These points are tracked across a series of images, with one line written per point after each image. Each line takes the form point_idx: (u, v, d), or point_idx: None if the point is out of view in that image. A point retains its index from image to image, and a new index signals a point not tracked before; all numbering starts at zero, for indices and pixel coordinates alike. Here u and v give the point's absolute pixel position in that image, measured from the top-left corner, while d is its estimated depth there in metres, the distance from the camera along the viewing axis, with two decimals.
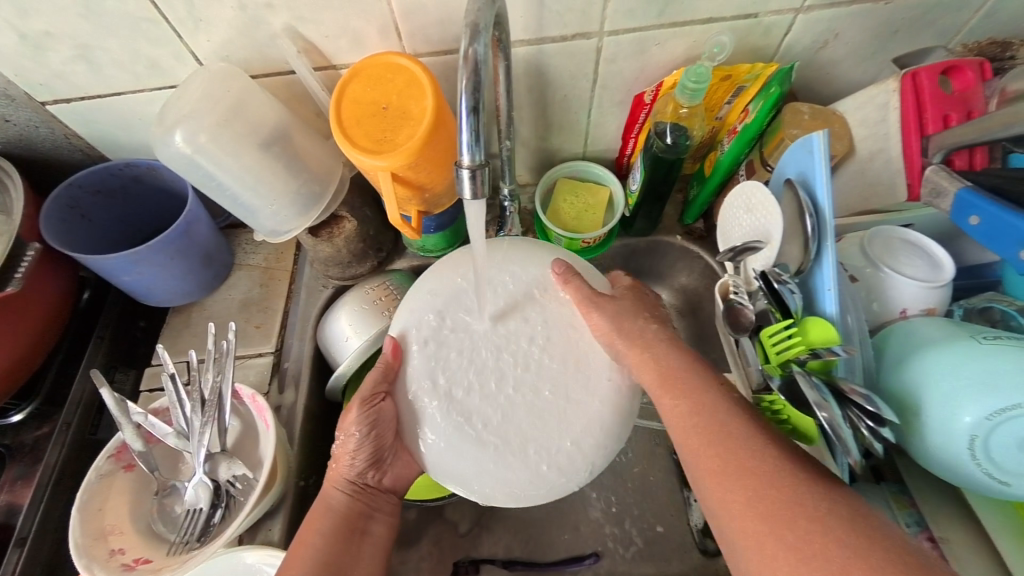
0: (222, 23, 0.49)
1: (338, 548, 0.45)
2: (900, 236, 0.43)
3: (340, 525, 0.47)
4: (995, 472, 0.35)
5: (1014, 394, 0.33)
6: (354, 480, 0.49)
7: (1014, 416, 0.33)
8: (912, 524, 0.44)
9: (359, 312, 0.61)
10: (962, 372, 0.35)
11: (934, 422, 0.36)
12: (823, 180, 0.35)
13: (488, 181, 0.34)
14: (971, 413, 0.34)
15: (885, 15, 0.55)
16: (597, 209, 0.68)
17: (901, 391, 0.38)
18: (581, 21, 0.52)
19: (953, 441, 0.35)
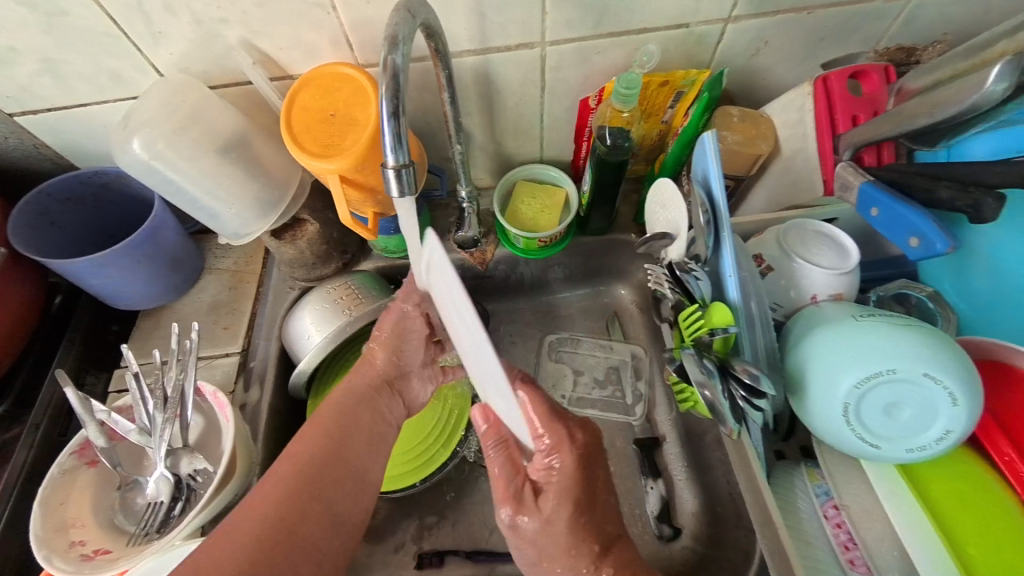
0: (180, 37, 0.51)
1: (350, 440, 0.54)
2: (814, 228, 0.46)
3: (358, 422, 0.56)
4: (869, 438, 0.38)
5: (880, 362, 0.37)
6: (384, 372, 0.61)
7: (881, 384, 0.37)
8: (821, 494, 0.46)
9: (321, 311, 0.64)
10: (838, 346, 0.38)
11: (818, 394, 0.39)
12: (713, 173, 0.37)
13: (414, 180, 0.37)
14: (845, 382, 0.37)
15: (808, 24, 0.58)
16: (553, 210, 0.71)
17: (792, 367, 0.41)
18: (523, 32, 0.56)
19: (831, 410, 0.38)
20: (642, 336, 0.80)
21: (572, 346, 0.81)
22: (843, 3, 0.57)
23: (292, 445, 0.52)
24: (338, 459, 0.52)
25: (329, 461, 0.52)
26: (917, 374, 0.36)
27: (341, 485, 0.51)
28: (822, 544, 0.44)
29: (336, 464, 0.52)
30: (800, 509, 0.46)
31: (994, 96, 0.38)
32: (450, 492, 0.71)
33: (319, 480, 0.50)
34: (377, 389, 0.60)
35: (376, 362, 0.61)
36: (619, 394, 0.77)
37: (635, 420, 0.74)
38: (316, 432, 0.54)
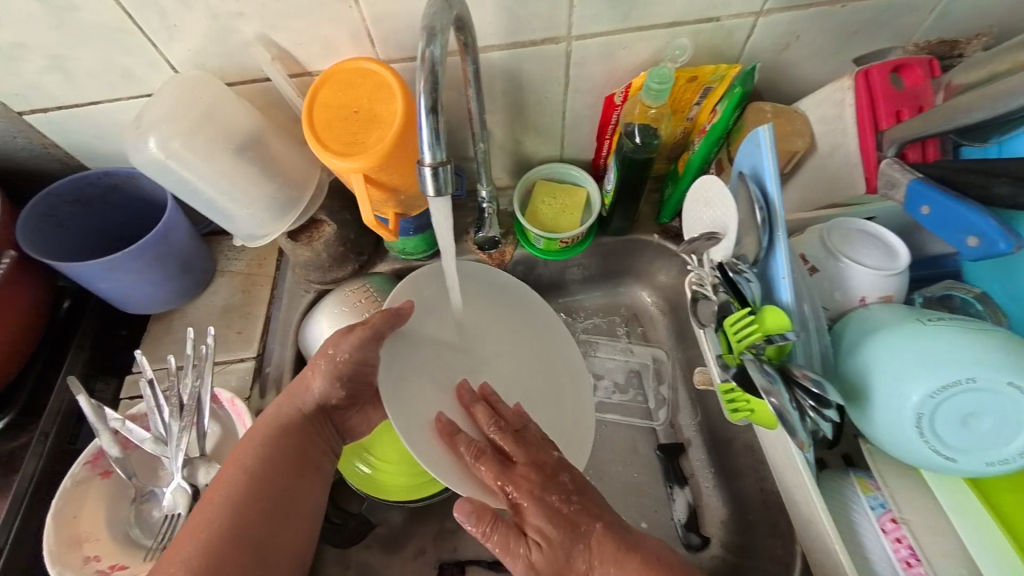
0: (195, 32, 0.49)
1: (281, 477, 0.47)
2: (858, 227, 0.45)
3: (290, 456, 0.48)
4: (941, 448, 0.36)
5: (956, 370, 0.35)
6: (321, 404, 0.53)
7: (958, 393, 0.35)
8: (876, 507, 0.43)
9: (339, 315, 0.62)
10: (908, 352, 0.37)
11: (884, 401, 0.37)
12: (770, 171, 0.35)
13: (450, 179, 0.36)
14: (918, 391, 0.35)
15: (841, 17, 0.57)
16: (574, 209, 0.69)
17: (854, 374, 0.39)
18: (548, 26, 0.54)
19: (902, 420, 0.36)
20: (664, 339, 0.78)
21: (591, 350, 0.79)
22: None
23: (225, 479, 0.45)
24: (277, 496, 0.46)
25: (266, 507, 0.45)
26: (995, 384, 0.34)
27: (283, 522, 0.45)
28: (879, 558, 0.42)
29: (271, 504, 0.45)
30: (854, 522, 0.44)
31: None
32: None
33: (248, 528, 0.43)
34: (308, 416, 0.52)
35: (310, 393, 0.52)
36: (640, 398, 0.75)
37: (658, 425, 0.72)
38: (252, 463, 0.46)
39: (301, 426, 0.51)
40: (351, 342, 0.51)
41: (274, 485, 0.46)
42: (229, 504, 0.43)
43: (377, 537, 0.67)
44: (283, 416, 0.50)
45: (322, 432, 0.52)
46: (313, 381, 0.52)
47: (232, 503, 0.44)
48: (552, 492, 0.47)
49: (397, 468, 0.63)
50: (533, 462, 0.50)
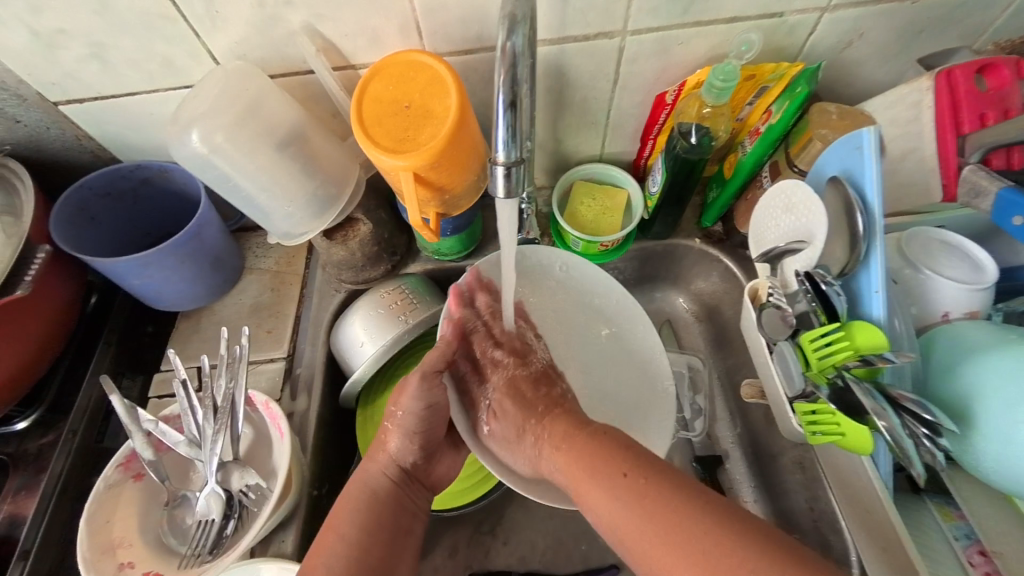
0: (240, 21, 0.48)
1: (376, 550, 0.44)
2: (939, 238, 0.42)
3: (383, 525, 0.46)
4: None
5: None
6: (405, 468, 0.51)
7: None
8: (961, 537, 0.42)
9: (374, 317, 0.60)
10: (1023, 377, 0.34)
11: (993, 431, 0.35)
12: (870, 177, 0.34)
13: (521, 179, 0.36)
14: None
15: (910, 15, 0.54)
16: (615, 212, 0.66)
17: (956, 398, 0.37)
18: (603, 20, 0.51)
19: (1019, 452, 0.33)
20: (702, 347, 0.75)
21: None
22: None
23: (316, 548, 0.43)
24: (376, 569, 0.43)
25: None
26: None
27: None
28: None
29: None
30: (936, 549, 0.42)
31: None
32: (502, 509, 0.67)
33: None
34: (396, 480, 0.50)
35: (385, 451, 0.51)
36: (676, 408, 0.71)
37: (695, 436, 0.69)
38: (340, 530, 0.44)
39: (389, 487, 0.49)
40: (419, 377, 0.51)
41: (371, 555, 0.43)
42: None
43: None
44: (371, 476, 0.49)
45: (409, 489, 0.50)
46: (387, 438, 0.51)
47: None
48: (520, 372, 0.57)
49: None
50: (513, 347, 0.59)
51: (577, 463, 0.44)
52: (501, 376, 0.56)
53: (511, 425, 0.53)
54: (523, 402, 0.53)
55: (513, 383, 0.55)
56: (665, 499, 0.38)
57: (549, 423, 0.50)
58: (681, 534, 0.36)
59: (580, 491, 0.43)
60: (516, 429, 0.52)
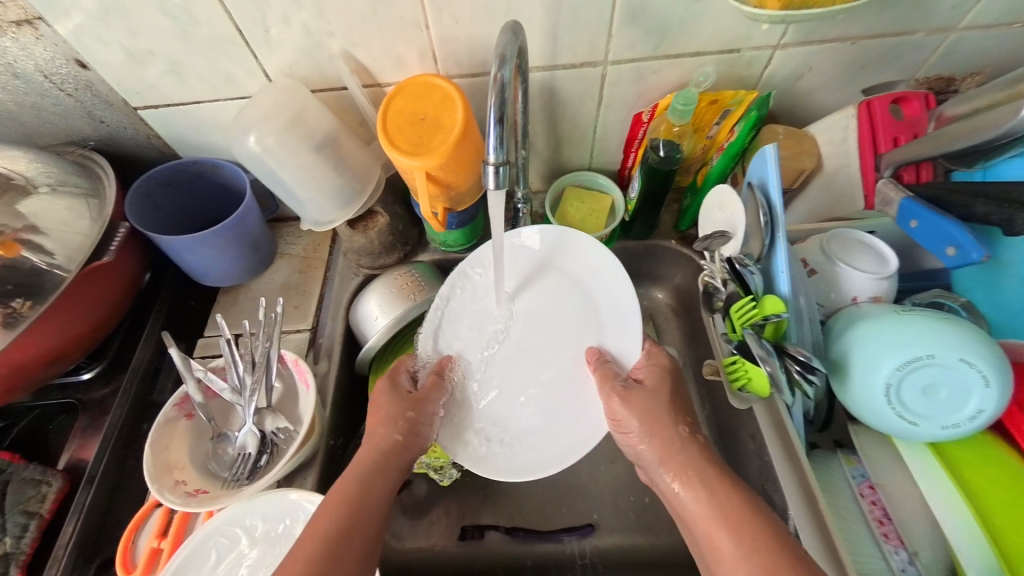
0: (290, 47, 0.59)
1: (368, 506, 0.50)
2: (856, 237, 0.51)
3: (390, 445, 0.56)
4: (908, 416, 0.41)
5: (927, 346, 0.39)
6: (415, 408, 0.59)
7: (926, 365, 0.40)
8: (857, 476, 0.48)
9: (386, 295, 0.69)
10: (880, 335, 0.42)
11: (859, 377, 0.42)
12: (775, 181, 0.43)
13: (507, 176, 0.47)
14: (886, 366, 0.41)
15: (851, 53, 0.63)
16: (599, 213, 0.76)
17: (836, 357, 0.44)
18: (589, 52, 0.62)
19: (873, 390, 0.41)
20: (676, 340, 0.84)
21: None
22: (886, 35, 0.61)
23: (328, 495, 0.50)
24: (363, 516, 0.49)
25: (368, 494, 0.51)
26: (952, 359, 0.39)
27: (365, 533, 0.48)
28: (859, 524, 0.46)
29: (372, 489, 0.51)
30: (838, 490, 0.48)
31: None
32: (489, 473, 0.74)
33: (337, 549, 0.46)
34: (412, 417, 0.58)
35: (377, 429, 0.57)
36: None
37: None
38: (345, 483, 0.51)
39: (389, 455, 0.55)
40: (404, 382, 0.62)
41: (361, 503, 0.50)
42: (354, 485, 0.51)
43: (406, 504, 0.72)
44: (380, 444, 0.56)
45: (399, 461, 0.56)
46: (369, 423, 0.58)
47: (350, 487, 0.51)
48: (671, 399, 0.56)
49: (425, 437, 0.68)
50: (658, 379, 0.57)
51: (712, 486, 0.48)
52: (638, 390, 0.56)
53: (653, 422, 0.54)
54: (671, 416, 0.54)
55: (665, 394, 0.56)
56: (720, 491, 0.48)
57: (682, 464, 0.51)
58: (732, 514, 0.46)
59: (705, 530, 0.47)
60: (662, 429, 0.53)
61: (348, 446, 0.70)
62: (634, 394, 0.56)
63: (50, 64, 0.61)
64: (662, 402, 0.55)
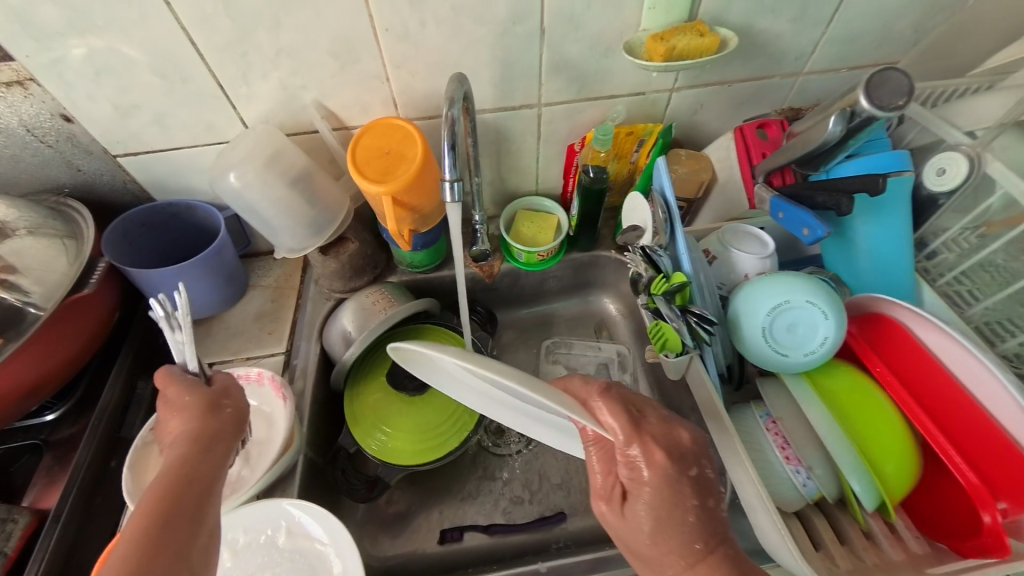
0: (268, 98, 0.68)
1: (184, 500, 0.43)
2: (744, 229, 0.64)
3: (192, 441, 0.48)
4: (783, 351, 0.52)
5: (784, 293, 0.52)
6: (198, 406, 0.52)
7: (787, 308, 0.52)
8: (763, 416, 0.56)
9: (359, 310, 0.75)
10: (754, 293, 0.54)
11: (748, 329, 0.54)
12: (667, 183, 0.55)
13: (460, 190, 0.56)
14: (760, 313, 0.53)
15: (730, 94, 0.81)
16: (548, 230, 0.88)
17: (729, 317, 0.56)
18: (524, 96, 0.75)
19: (755, 336, 0.53)
20: (626, 339, 0.95)
21: (567, 348, 0.95)
22: (753, 79, 0.79)
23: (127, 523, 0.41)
24: (187, 505, 0.43)
25: (167, 497, 0.42)
26: (801, 301, 0.51)
27: (192, 523, 0.42)
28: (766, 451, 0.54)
29: (173, 488, 0.43)
30: (750, 430, 0.56)
31: (834, 137, 0.57)
32: (465, 475, 0.77)
33: (155, 551, 0.39)
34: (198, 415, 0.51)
35: (188, 419, 0.51)
36: None
37: None
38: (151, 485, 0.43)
39: (201, 437, 0.49)
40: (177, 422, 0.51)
41: (186, 492, 0.44)
42: (149, 496, 0.42)
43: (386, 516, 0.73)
44: (190, 434, 0.49)
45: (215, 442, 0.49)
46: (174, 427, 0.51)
47: (148, 497, 0.42)
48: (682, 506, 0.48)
49: (403, 436, 0.72)
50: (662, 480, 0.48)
51: None
52: (637, 494, 0.49)
53: (662, 547, 0.48)
54: (680, 533, 0.47)
55: (675, 496, 0.48)
56: None
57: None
58: None
59: None
60: (674, 558, 0.47)
61: (326, 459, 0.73)
62: (633, 499, 0.49)
63: (34, 119, 0.66)
64: (668, 507, 0.48)
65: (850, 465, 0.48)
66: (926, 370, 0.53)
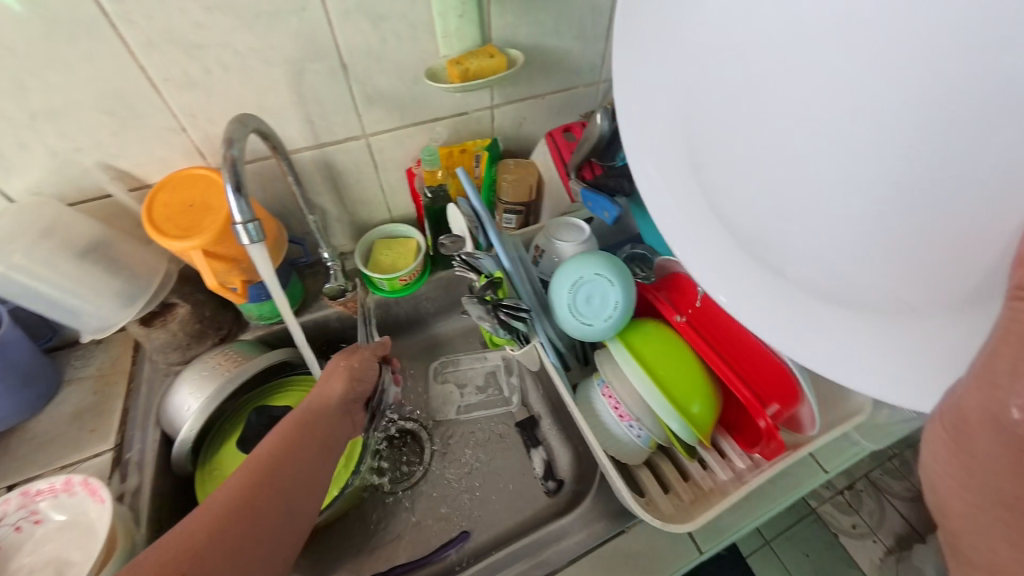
0: (35, 167, 0.61)
1: (290, 475, 0.56)
2: (565, 221, 0.70)
3: (319, 435, 0.62)
4: (585, 322, 0.57)
5: (575, 269, 0.57)
6: (343, 405, 0.66)
7: (582, 283, 0.57)
8: (600, 383, 0.60)
9: (198, 379, 0.68)
10: (558, 275, 0.59)
11: (560, 310, 0.58)
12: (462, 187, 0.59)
13: (259, 229, 0.52)
14: (561, 294, 0.58)
15: (544, 105, 0.90)
16: (407, 254, 0.87)
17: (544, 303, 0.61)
18: (347, 130, 0.76)
19: (563, 315, 0.58)
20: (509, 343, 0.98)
21: (454, 365, 0.96)
22: (559, 91, 0.89)
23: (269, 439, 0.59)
24: (306, 473, 0.58)
25: (287, 462, 0.57)
26: (590, 273, 0.57)
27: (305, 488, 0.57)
28: (607, 416, 0.58)
29: (295, 464, 0.57)
30: (593, 402, 0.60)
31: (604, 131, 0.66)
32: (366, 522, 0.78)
33: (255, 501, 0.52)
34: (335, 407, 0.65)
35: (335, 392, 0.65)
36: (498, 392, 0.92)
37: (515, 408, 0.89)
38: (283, 444, 0.58)
39: (327, 440, 0.62)
40: (343, 380, 0.66)
41: (309, 459, 0.59)
42: (284, 438, 0.59)
43: None
44: (326, 423, 0.63)
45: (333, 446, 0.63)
46: (318, 390, 0.65)
47: (283, 439, 0.59)
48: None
49: None
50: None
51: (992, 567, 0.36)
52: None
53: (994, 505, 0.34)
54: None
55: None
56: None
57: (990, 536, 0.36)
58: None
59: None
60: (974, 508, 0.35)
61: None
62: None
63: None
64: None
65: (664, 410, 0.53)
66: (721, 318, 0.57)
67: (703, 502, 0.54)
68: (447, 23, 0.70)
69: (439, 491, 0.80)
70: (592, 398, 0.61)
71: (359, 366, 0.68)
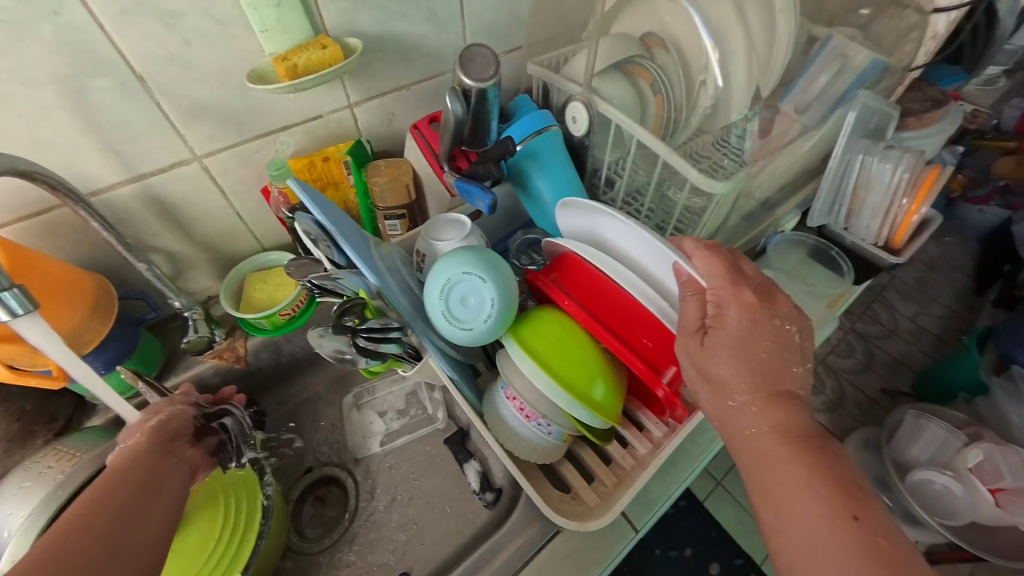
0: None
1: (110, 522, 0.44)
2: (443, 218, 0.64)
3: (137, 480, 0.50)
4: (462, 325, 0.53)
5: (443, 271, 0.53)
6: (161, 449, 0.55)
7: (453, 283, 0.52)
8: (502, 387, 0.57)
9: (20, 493, 0.54)
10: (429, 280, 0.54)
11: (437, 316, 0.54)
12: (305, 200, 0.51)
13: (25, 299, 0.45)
14: (434, 299, 0.53)
15: (413, 96, 0.81)
16: (285, 285, 0.77)
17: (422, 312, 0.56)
18: (170, 154, 0.64)
19: (441, 321, 0.53)
20: None
21: (371, 394, 0.87)
22: (428, 78, 0.81)
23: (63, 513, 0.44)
24: (131, 519, 0.45)
25: (109, 514, 0.44)
26: (459, 274, 0.52)
27: (134, 536, 0.44)
28: (513, 420, 0.55)
29: (118, 511, 0.45)
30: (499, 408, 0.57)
31: (460, 114, 0.60)
32: None
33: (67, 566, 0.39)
34: (151, 450, 0.54)
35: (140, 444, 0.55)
36: (422, 410, 0.85)
37: (441, 424, 0.83)
38: (84, 505, 0.45)
39: (152, 480, 0.51)
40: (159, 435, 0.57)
41: (132, 506, 0.47)
42: (94, 495, 0.46)
43: None
44: (149, 466, 0.52)
45: (164, 487, 0.52)
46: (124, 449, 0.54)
47: (90, 499, 0.45)
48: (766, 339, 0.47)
49: None
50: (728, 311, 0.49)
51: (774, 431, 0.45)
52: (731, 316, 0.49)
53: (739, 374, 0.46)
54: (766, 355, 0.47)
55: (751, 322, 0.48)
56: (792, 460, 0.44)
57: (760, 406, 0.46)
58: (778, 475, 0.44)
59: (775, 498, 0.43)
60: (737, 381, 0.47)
61: None
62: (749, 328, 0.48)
63: None
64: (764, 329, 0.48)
65: (566, 402, 0.51)
66: (613, 294, 0.54)
67: (623, 484, 0.54)
68: (263, 14, 0.58)
69: (365, 535, 0.73)
70: (496, 404, 0.57)
71: (168, 415, 0.60)
